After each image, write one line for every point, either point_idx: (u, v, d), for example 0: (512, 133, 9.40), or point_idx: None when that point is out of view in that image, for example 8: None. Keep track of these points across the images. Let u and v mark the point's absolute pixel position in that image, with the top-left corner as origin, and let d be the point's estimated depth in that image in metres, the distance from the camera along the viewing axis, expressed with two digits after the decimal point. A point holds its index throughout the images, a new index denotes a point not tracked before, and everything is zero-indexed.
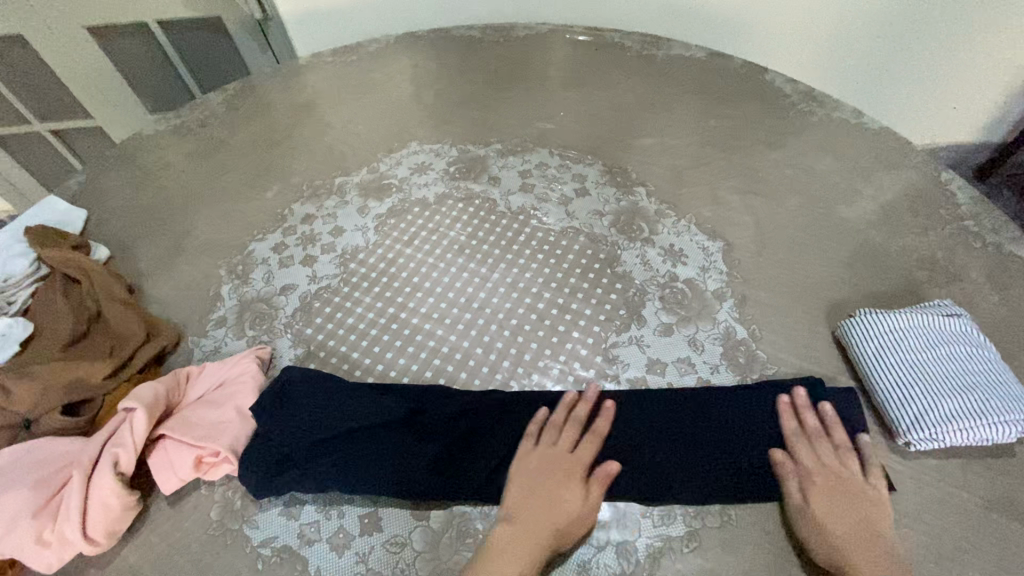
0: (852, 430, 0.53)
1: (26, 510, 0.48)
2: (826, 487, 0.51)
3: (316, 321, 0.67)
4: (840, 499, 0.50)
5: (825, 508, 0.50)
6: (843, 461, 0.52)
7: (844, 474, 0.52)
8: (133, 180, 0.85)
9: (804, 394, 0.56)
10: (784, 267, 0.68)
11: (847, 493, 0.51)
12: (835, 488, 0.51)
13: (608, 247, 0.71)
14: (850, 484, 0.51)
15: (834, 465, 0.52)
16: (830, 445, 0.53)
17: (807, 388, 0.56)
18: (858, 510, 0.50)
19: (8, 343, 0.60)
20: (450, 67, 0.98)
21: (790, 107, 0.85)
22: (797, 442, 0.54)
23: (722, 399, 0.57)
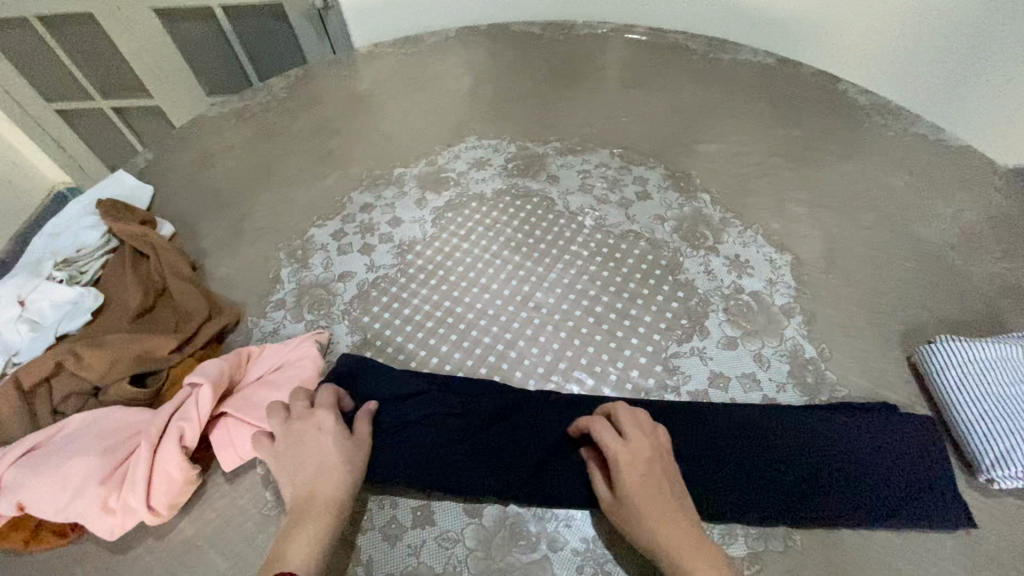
0: (925, 463, 0.51)
1: (94, 476, 0.49)
2: (640, 468, 0.48)
3: (373, 309, 0.67)
4: (655, 482, 0.48)
5: (637, 494, 0.47)
6: (647, 437, 0.50)
7: (643, 450, 0.49)
8: (197, 159, 0.87)
9: (872, 422, 0.53)
10: (856, 286, 0.65)
11: (660, 473, 0.48)
12: (644, 469, 0.48)
13: (669, 253, 0.69)
14: (658, 460, 0.49)
15: (635, 443, 0.49)
16: (903, 478, 0.50)
17: (874, 416, 0.54)
18: (664, 489, 0.48)
19: (80, 311, 0.62)
20: (509, 63, 0.97)
21: (865, 118, 0.81)
22: (599, 423, 0.50)
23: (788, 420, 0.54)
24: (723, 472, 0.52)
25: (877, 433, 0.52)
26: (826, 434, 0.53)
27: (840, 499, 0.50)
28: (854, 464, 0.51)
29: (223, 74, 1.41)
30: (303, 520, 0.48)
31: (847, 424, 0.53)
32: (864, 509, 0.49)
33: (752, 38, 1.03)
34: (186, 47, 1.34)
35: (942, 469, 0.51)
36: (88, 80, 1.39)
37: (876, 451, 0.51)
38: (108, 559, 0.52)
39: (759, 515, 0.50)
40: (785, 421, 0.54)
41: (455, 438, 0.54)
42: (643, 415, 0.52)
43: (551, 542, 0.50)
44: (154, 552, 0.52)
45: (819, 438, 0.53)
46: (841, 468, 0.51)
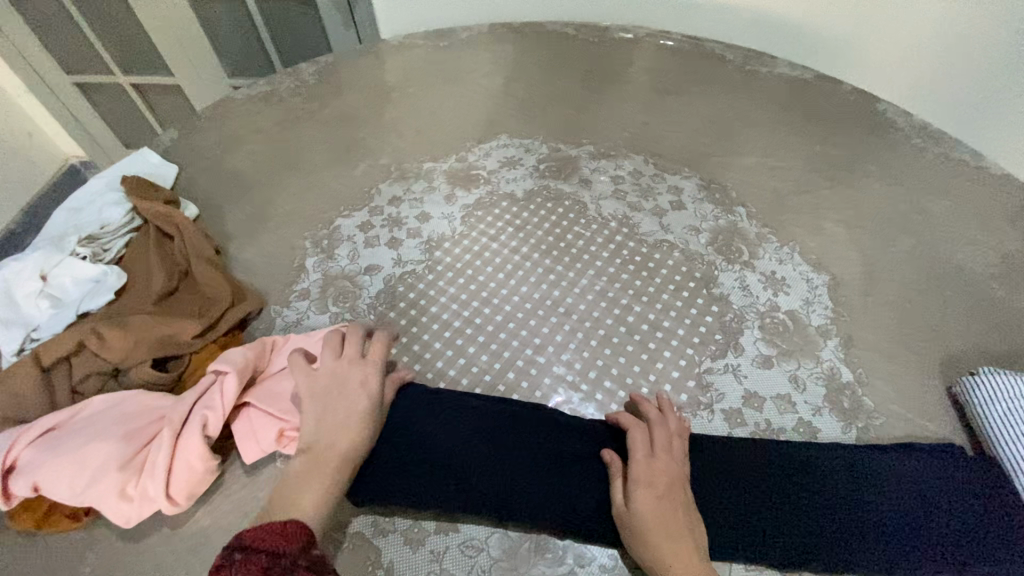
0: (968, 507, 0.49)
1: (113, 461, 0.48)
2: (660, 486, 0.47)
3: (399, 305, 0.66)
4: (671, 498, 0.47)
5: (653, 503, 0.47)
6: (672, 458, 0.49)
7: (664, 468, 0.49)
8: (222, 141, 0.85)
9: (911, 459, 0.52)
10: (895, 311, 0.63)
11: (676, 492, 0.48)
12: (664, 488, 0.48)
13: (704, 265, 0.68)
14: (677, 480, 0.48)
15: (662, 461, 0.49)
16: (946, 523, 0.48)
17: (913, 452, 0.52)
18: (681, 506, 0.47)
19: (102, 290, 0.61)
20: (542, 62, 0.96)
21: (905, 140, 0.80)
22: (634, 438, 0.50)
23: (824, 450, 0.53)
24: (757, 505, 0.50)
25: (918, 469, 0.51)
26: (864, 470, 0.51)
27: (887, 541, 0.48)
28: (894, 503, 0.49)
29: (247, 58, 1.41)
30: (312, 471, 0.48)
31: (885, 459, 0.52)
32: (902, 555, 0.47)
33: (788, 51, 1.02)
34: (212, 28, 1.34)
35: (1001, 522, 0.48)
36: (108, 55, 1.39)
37: (919, 485, 0.50)
38: (121, 546, 0.51)
39: (800, 560, 0.48)
40: (822, 453, 0.52)
41: (490, 462, 0.52)
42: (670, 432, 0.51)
43: (577, 558, 0.49)
44: (168, 542, 0.51)
45: (856, 472, 0.51)
46: (879, 506, 0.49)
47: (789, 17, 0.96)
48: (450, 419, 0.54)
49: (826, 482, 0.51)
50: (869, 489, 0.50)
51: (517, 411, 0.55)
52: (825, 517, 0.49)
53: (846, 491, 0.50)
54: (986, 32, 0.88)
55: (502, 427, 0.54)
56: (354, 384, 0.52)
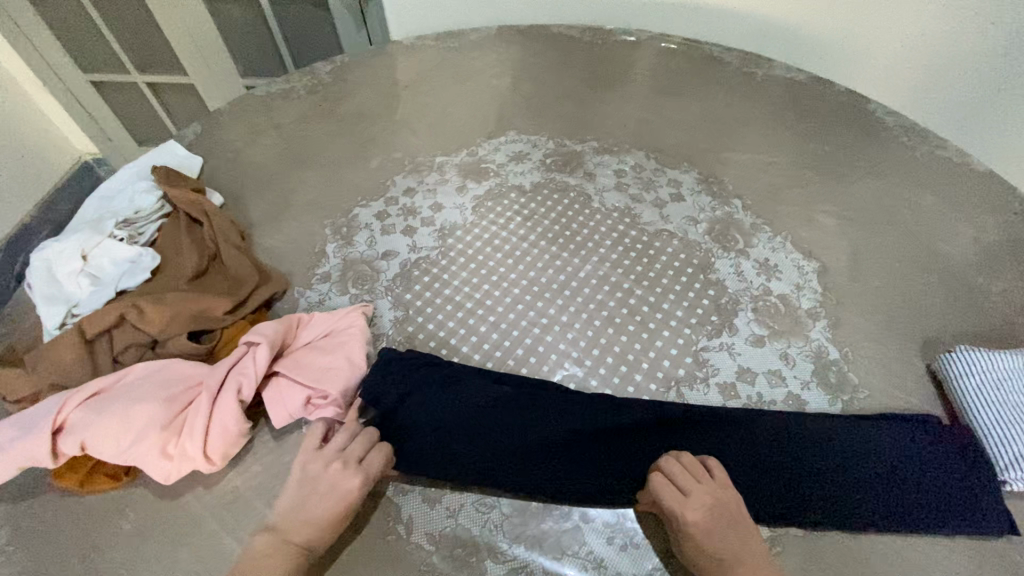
0: (943, 470, 0.53)
1: (156, 421, 0.52)
2: (706, 524, 0.48)
3: (415, 288, 0.70)
4: (722, 534, 0.48)
5: (706, 541, 0.48)
6: (706, 491, 0.50)
7: (700, 506, 0.49)
8: (244, 135, 0.90)
9: (892, 428, 0.56)
10: (879, 296, 0.67)
11: (724, 522, 0.49)
12: (714, 519, 0.49)
13: (701, 253, 0.72)
14: (721, 511, 0.49)
15: (698, 498, 0.49)
16: (923, 485, 0.52)
17: (893, 421, 0.56)
18: (735, 534, 0.49)
19: (139, 270, 0.65)
20: (548, 63, 1.00)
21: (892, 138, 0.84)
22: (661, 488, 0.50)
23: (812, 419, 0.57)
24: (749, 468, 0.54)
25: (899, 436, 0.55)
26: (848, 438, 0.55)
27: (867, 500, 0.52)
28: (875, 467, 0.53)
29: (260, 58, 1.45)
30: (276, 550, 0.49)
31: (869, 430, 0.56)
32: (881, 514, 0.52)
33: (784, 55, 1.06)
34: (227, 29, 1.38)
35: (973, 484, 0.52)
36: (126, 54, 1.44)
37: (900, 452, 0.54)
38: (159, 503, 0.55)
39: (785, 517, 0.52)
40: (808, 422, 0.56)
41: (501, 429, 0.55)
42: (694, 466, 0.52)
43: (581, 516, 0.53)
44: (203, 500, 0.55)
45: (842, 440, 0.55)
46: (861, 470, 0.53)
47: (784, 22, 1.01)
48: (462, 391, 0.57)
49: (813, 448, 0.55)
50: (855, 455, 0.54)
51: (526, 384, 0.60)
52: (813, 479, 0.53)
53: (832, 456, 0.54)
54: (969, 37, 0.92)
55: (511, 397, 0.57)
56: (342, 475, 0.51)
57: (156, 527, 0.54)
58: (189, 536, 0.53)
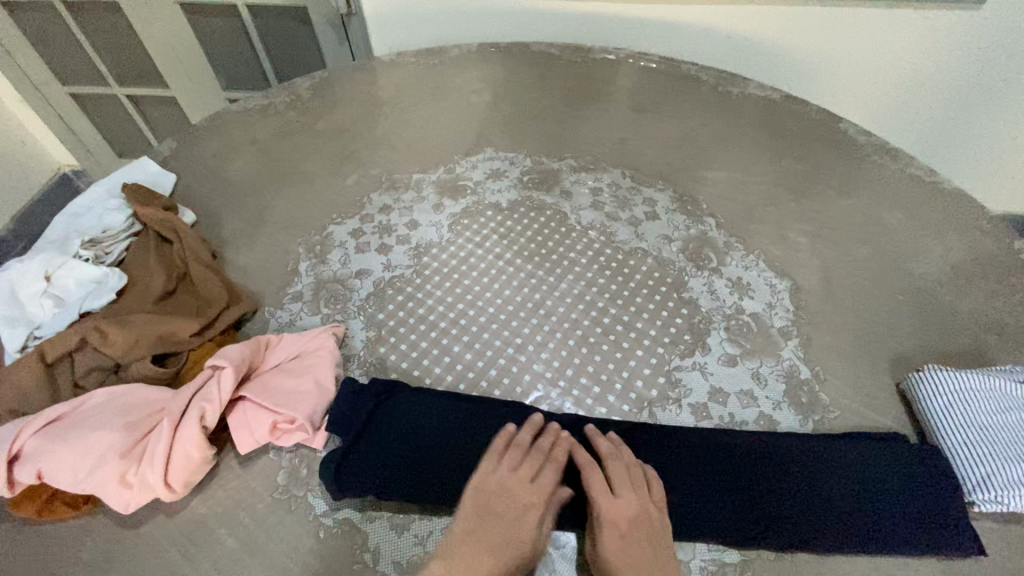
0: (911, 491, 0.53)
1: (116, 449, 0.50)
2: (624, 524, 0.50)
3: (388, 307, 0.69)
4: (636, 534, 0.50)
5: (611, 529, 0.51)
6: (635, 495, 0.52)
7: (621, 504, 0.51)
8: (219, 151, 0.89)
9: (861, 447, 0.56)
10: (850, 315, 0.68)
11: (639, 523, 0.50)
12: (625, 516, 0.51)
13: (675, 271, 0.72)
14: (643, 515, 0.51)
15: (624, 500, 0.51)
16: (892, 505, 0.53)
17: (863, 440, 0.57)
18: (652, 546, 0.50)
19: (104, 291, 0.64)
20: (526, 81, 1.01)
21: (863, 156, 0.85)
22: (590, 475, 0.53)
23: (782, 439, 0.57)
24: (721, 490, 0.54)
25: (869, 456, 0.55)
26: (818, 458, 0.55)
27: (839, 521, 0.52)
28: (844, 487, 0.53)
29: (242, 71, 1.45)
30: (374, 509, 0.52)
31: (839, 450, 0.56)
32: (851, 535, 0.51)
33: (762, 74, 1.08)
34: (208, 41, 1.37)
35: (942, 507, 0.52)
36: (105, 67, 1.43)
37: (869, 472, 0.54)
38: (118, 533, 0.53)
39: (757, 538, 0.52)
40: (779, 442, 0.56)
41: (473, 457, 0.56)
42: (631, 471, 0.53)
43: (553, 541, 0.52)
44: (164, 529, 0.53)
45: (811, 459, 0.55)
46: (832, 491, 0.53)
47: (762, 41, 1.02)
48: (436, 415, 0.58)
49: (783, 469, 0.55)
50: (824, 474, 0.54)
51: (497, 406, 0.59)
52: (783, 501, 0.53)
53: (803, 477, 0.54)
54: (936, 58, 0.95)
55: (482, 421, 0.58)
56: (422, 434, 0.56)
57: (114, 557, 0.52)
58: (147, 567, 0.51)
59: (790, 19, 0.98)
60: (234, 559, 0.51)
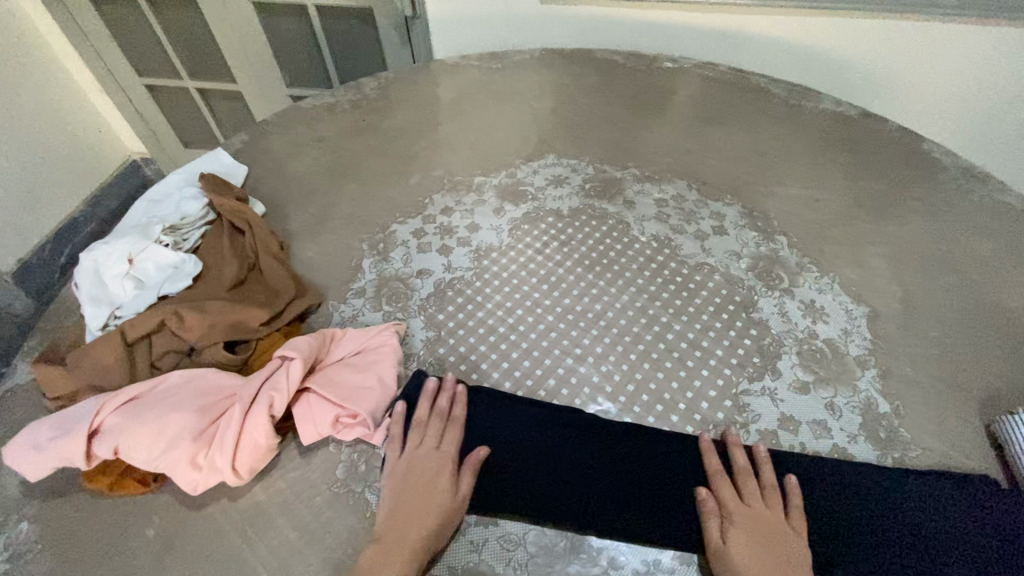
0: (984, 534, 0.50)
1: (189, 431, 0.52)
2: (760, 526, 0.50)
3: (447, 308, 0.69)
4: (762, 535, 0.50)
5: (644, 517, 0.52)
6: (771, 507, 0.52)
7: (771, 516, 0.51)
8: (288, 146, 0.91)
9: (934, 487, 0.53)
10: (934, 347, 0.64)
11: (775, 538, 0.50)
12: (757, 528, 0.50)
13: (744, 290, 0.70)
14: (776, 522, 0.51)
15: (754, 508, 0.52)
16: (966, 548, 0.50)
17: (937, 480, 0.54)
18: (756, 544, 0.49)
19: (181, 276, 0.66)
20: (590, 87, 1.00)
21: (948, 180, 0.81)
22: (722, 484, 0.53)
23: (852, 472, 0.54)
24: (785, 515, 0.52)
25: (942, 495, 0.53)
26: (886, 493, 0.53)
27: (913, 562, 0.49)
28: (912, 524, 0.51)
29: (305, 69, 1.49)
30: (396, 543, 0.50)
31: (908, 487, 0.53)
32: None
33: (830, 87, 1.04)
34: (276, 39, 1.42)
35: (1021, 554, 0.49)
36: (179, 61, 1.50)
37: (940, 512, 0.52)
38: (183, 513, 0.55)
39: (829, 569, 0.49)
40: (846, 473, 0.54)
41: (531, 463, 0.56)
42: (773, 487, 0.53)
43: (612, 559, 0.51)
44: (226, 513, 0.54)
45: (877, 492, 0.53)
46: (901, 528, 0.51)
47: (838, 53, 0.99)
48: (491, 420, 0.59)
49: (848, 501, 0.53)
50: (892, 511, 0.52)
51: (555, 416, 0.58)
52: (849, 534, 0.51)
53: (873, 511, 0.52)
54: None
55: (541, 428, 0.58)
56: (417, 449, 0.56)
57: (178, 537, 0.53)
58: (209, 549, 0.52)
59: (867, 32, 0.94)
60: (293, 549, 0.52)
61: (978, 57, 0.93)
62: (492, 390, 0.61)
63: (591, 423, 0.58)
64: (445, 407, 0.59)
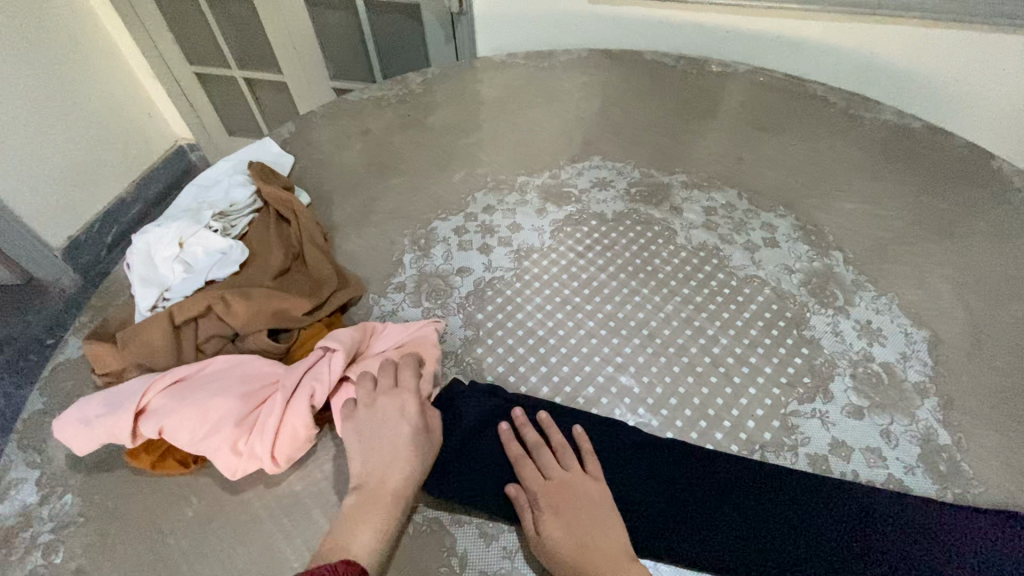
0: None
1: (232, 416, 0.53)
2: (561, 504, 0.51)
3: (487, 308, 0.69)
4: (580, 514, 0.50)
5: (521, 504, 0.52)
6: (576, 477, 0.53)
7: (574, 488, 0.52)
8: (335, 137, 0.92)
9: (995, 527, 0.50)
10: (1003, 378, 0.60)
11: (574, 506, 0.51)
12: (565, 503, 0.51)
13: (796, 306, 0.67)
14: (580, 494, 0.52)
15: (554, 480, 0.52)
16: None
17: (1000, 520, 0.50)
18: (576, 531, 0.49)
19: (228, 262, 0.67)
20: (638, 90, 0.98)
21: (1021, 201, 0.76)
22: (523, 465, 0.53)
23: (907, 505, 0.51)
24: (828, 544, 0.50)
25: (1003, 536, 0.49)
26: (942, 530, 0.50)
27: None
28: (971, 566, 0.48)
29: (350, 62, 1.50)
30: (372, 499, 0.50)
31: (966, 524, 0.50)
32: None
33: (888, 97, 1.00)
34: (322, 31, 1.43)
35: None
36: (229, 50, 1.53)
37: (1001, 554, 0.48)
38: (221, 496, 0.56)
39: None
40: (900, 506, 0.51)
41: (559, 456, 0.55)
42: (565, 448, 0.55)
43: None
44: (263, 500, 0.55)
45: (931, 528, 0.50)
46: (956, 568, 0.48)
47: (901, 63, 0.95)
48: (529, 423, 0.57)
49: (900, 535, 0.50)
50: (947, 549, 0.49)
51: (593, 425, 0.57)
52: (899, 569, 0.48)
53: (925, 546, 0.49)
54: None
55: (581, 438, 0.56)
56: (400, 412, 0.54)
57: (215, 519, 0.54)
58: (244, 535, 0.53)
59: (934, 40, 0.90)
60: None
61: None
62: (530, 395, 0.60)
63: (632, 436, 0.56)
64: (484, 410, 0.58)
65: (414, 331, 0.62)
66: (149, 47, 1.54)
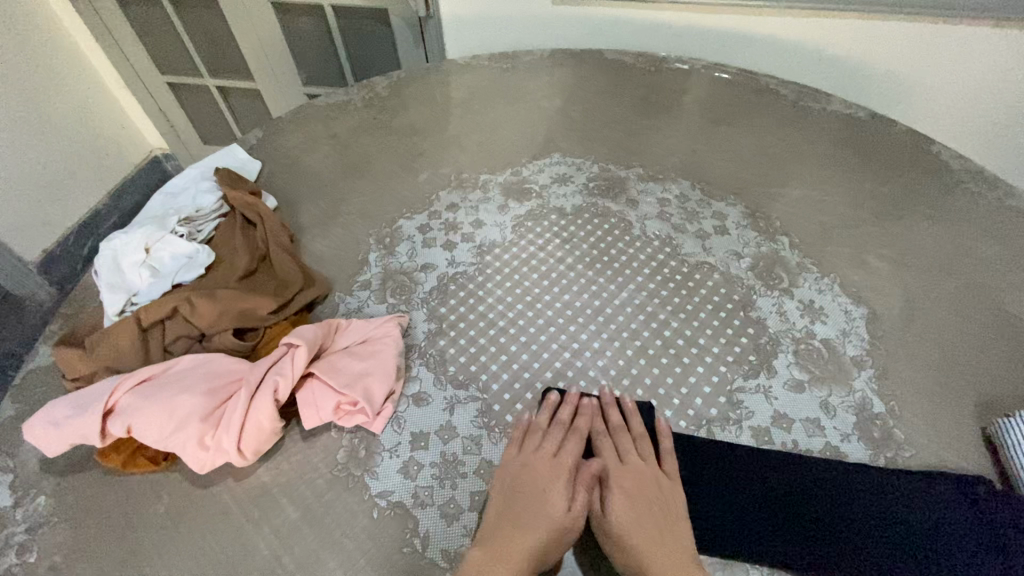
0: (965, 528, 0.50)
1: (198, 412, 0.54)
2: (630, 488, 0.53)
3: (450, 301, 0.71)
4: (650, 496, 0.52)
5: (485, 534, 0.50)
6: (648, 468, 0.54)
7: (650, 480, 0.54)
8: (301, 142, 0.94)
9: (916, 484, 0.53)
10: (934, 349, 0.63)
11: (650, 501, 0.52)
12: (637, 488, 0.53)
13: (743, 289, 0.70)
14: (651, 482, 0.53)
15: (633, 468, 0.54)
16: (946, 541, 0.50)
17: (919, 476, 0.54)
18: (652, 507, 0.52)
19: (195, 265, 0.69)
20: (599, 88, 1.01)
21: (956, 182, 0.80)
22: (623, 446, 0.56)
23: (835, 468, 0.55)
24: (760, 504, 0.53)
25: (922, 491, 0.53)
26: (867, 488, 0.53)
27: (887, 552, 0.50)
28: (895, 520, 0.51)
29: (322, 69, 1.52)
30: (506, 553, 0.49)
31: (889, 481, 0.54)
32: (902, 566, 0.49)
33: (842, 88, 1.04)
34: (292, 38, 1.45)
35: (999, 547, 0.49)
36: (200, 59, 1.55)
37: (923, 508, 0.52)
38: (191, 490, 0.57)
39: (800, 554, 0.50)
40: (827, 468, 0.55)
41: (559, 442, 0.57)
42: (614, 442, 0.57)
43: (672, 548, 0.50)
44: (232, 492, 0.57)
45: (853, 484, 0.54)
46: (880, 522, 0.51)
47: (849, 55, 0.99)
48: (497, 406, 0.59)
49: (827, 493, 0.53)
50: (868, 504, 0.52)
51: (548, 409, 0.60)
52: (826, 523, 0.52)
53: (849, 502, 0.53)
54: None
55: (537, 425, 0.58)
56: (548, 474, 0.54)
57: (186, 512, 0.56)
58: (214, 526, 0.55)
59: (880, 33, 0.94)
60: (294, 528, 0.54)
61: (990, 62, 0.93)
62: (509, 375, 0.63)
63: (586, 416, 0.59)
64: None
65: (377, 325, 0.64)
66: (120, 59, 1.54)
